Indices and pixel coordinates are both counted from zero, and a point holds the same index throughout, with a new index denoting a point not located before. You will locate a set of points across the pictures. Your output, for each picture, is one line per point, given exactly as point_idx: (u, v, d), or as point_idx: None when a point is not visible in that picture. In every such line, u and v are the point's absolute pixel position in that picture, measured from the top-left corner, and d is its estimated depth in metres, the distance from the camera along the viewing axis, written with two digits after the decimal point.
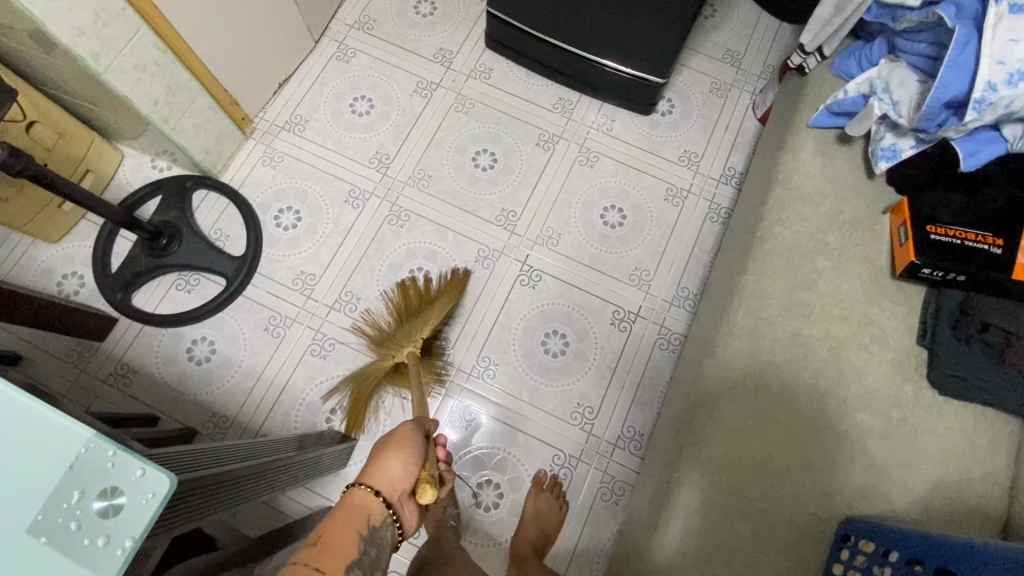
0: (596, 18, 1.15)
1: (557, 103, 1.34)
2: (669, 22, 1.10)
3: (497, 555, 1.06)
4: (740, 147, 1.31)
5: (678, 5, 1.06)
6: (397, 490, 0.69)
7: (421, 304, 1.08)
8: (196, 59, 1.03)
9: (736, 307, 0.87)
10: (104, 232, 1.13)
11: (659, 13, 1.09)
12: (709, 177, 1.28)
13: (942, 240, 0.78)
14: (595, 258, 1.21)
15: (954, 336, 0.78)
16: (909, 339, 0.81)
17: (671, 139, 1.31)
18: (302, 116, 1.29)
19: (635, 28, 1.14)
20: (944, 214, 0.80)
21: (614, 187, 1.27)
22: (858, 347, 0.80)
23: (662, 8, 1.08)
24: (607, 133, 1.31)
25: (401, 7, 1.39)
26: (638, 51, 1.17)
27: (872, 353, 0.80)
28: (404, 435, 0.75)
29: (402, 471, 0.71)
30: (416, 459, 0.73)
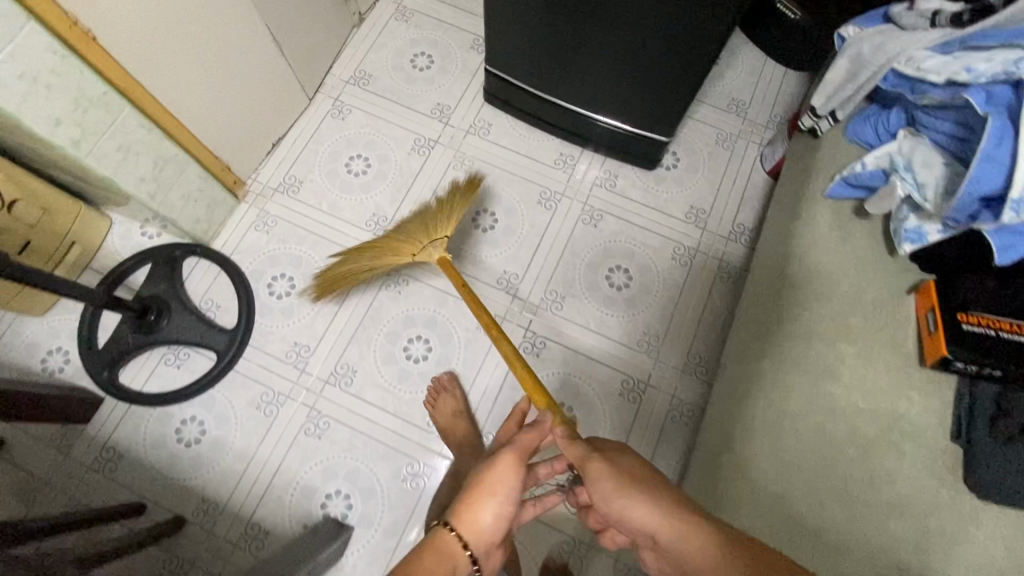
0: (598, 77, 1.11)
1: (559, 158, 1.30)
2: (674, 81, 1.06)
3: None
4: (749, 202, 1.26)
5: (684, 67, 1.02)
6: (484, 542, 0.62)
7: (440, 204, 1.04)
8: (187, 133, 1.00)
9: (755, 398, 0.82)
10: (89, 309, 1.09)
11: (662, 74, 1.05)
12: (717, 235, 1.23)
13: (974, 330, 0.74)
14: (602, 322, 1.17)
15: (992, 434, 0.73)
16: (942, 437, 0.76)
17: (678, 194, 1.27)
18: (296, 177, 1.25)
19: (638, 87, 1.10)
20: (975, 300, 0.76)
21: (620, 246, 1.22)
22: (888, 446, 0.75)
23: (667, 70, 1.04)
24: (611, 189, 1.27)
25: (398, 60, 1.36)
26: (643, 108, 1.13)
27: (904, 452, 0.75)
28: (504, 475, 0.64)
29: (494, 523, 0.63)
30: (513, 506, 0.64)
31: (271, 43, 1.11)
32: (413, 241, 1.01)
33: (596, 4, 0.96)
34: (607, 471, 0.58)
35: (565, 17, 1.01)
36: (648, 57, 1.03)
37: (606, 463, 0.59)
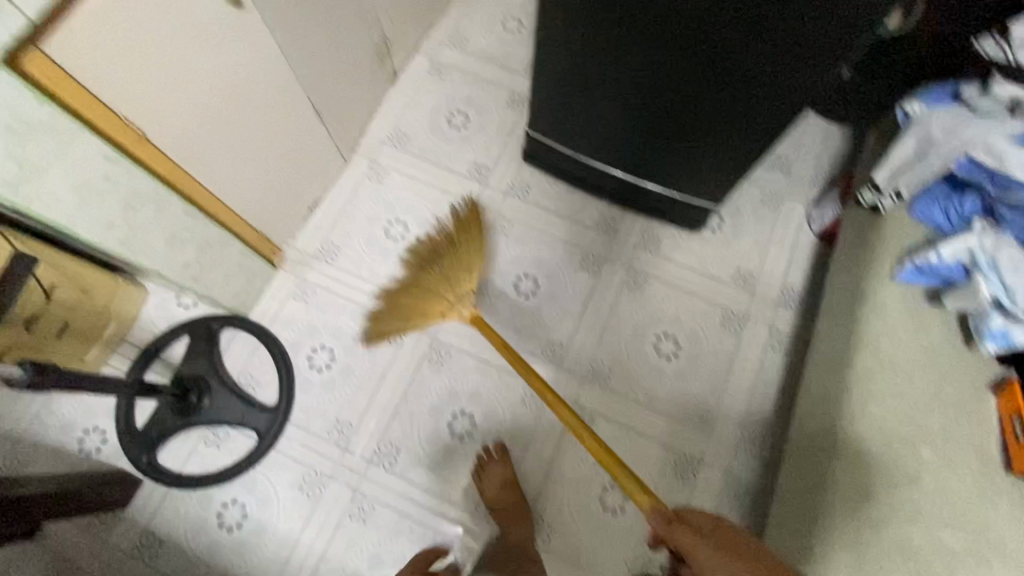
0: (644, 148, 1.08)
1: (601, 220, 1.27)
2: (725, 156, 1.02)
3: None
4: (799, 264, 1.23)
5: (737, 144, 0.98)
6: None
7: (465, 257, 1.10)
8: (229, 212, 0.98)
9: (832, 504, 0.79)
10: (124, 404, 1.04)
11: (713, 150, 1.02)
12: (767, 300, 1.20)
13: None
14: (650, 395, 1.13)
15: None
16: None
17: (724, 257, 1.24)
18: (335, 243, 1.23)
19: (686, 160, 1.06)
20: None
21: (667, 313, 1.19)
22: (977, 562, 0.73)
23: (718, 148, 1.01)
24: (655, 252, 1.24)
25: (434, 119, 1.34)
26: (691, 178, 1.10)
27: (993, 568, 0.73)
28: None
29: None
30: None
31: (311, 115, 1.09)
32: (443, 298, 1.06)
33: (645, 84, 0.93)
34: (699, 541, 0.67)
35: (606, 91, 0.98)
36: (717, 143, 0.99)
37: (697, 534, 0.68)
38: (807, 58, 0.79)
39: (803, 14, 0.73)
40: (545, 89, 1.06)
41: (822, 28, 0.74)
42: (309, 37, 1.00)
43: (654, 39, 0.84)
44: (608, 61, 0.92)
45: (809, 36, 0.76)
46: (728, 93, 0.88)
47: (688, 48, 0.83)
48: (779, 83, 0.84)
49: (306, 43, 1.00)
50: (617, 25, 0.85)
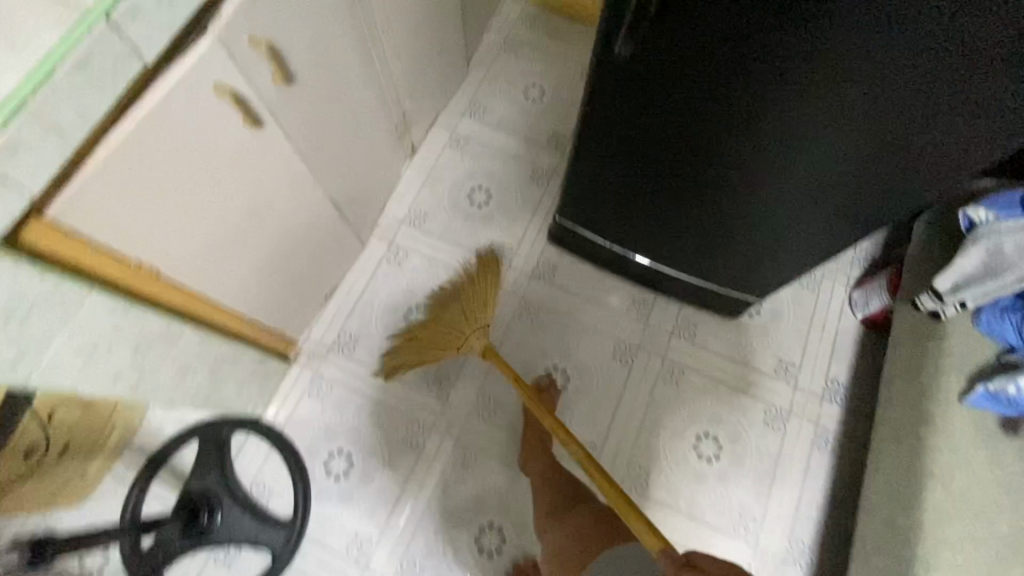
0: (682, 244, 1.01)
1: (633, 304, 1.20)
2: (762, 265, 0.96)
3: None
4: (842, 353, 1.16)
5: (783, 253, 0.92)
6: None
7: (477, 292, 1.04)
8: (241, 321, 0.92)
9: None
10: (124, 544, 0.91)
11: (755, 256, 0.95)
12: (811, 394, 1.13)
13: None
14: (691, 502, 1.06)
15: None
16: None
17: (764, 345, 1.17)
18: (352, 333, 1.16)
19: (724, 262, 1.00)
20: None
21: (706, 409, 1.12)
22: None
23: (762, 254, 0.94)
24: (691, 341, 1.17)
25: (454, 196, 1.28)
26: (732, 275, 1.03)
27: None
28: None
29: None
30: None
31: (328, 208, 1.03)
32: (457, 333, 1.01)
33: (682, 200, 0.87)
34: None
35: (638, 195, 0.91)
36: (752, 252, 0.94)
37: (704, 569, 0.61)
38: (832, 215, 0.78)
39: (844, 183, 0.72)
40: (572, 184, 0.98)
41: (857, 197, 0.73)
42: (330, 134, 0.94)
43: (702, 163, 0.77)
44: (645, 180, 0.87)
45: (825, 203, 0.76)
46: (774, 215, 0.82)
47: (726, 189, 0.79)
48: (805, 230, 0.83)
49: (327, 141, 0.94)
50: (648, 162, 0.82)
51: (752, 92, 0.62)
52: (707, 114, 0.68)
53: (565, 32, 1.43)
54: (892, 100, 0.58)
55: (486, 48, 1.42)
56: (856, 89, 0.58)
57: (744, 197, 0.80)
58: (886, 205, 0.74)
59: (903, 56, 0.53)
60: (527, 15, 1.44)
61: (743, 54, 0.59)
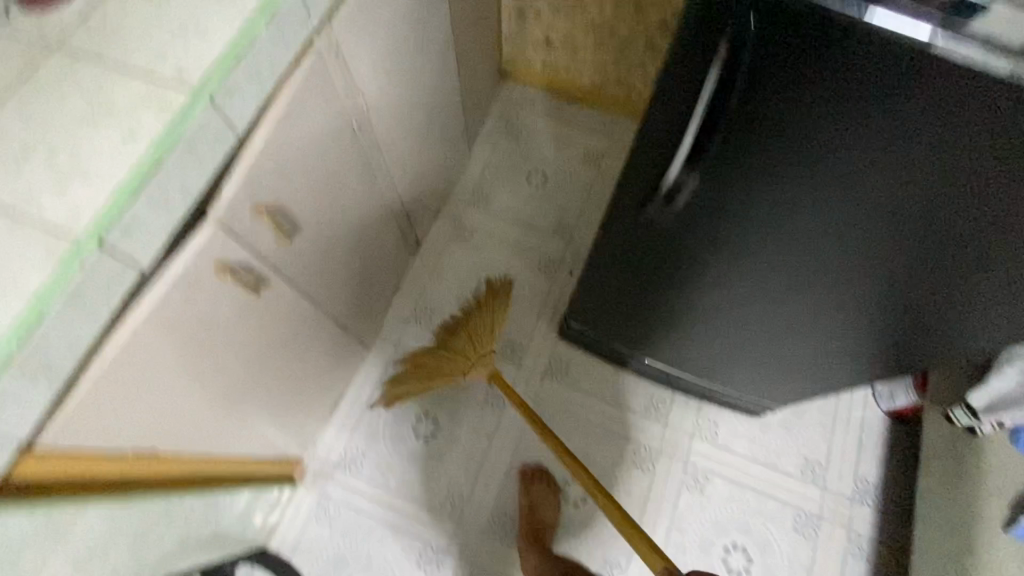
0: (702, 354, 0.97)
1: (650, 404, 1.16)
2: (767, 375, 0.96)
3: None
4: (871, 448, 1.11)
5: (795, 370, 0.91)
6: None
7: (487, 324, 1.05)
8: (241, 464, 0.89)
9: None
10: None
11: (764, 368, 0.94)
12: (840, 496, 1.08)
13: None
14: None
15: None
16: None
17: (788, 443, 1.12)
18: (359, 447, 1.12)
19: (733, 369, 0.99)
20: None
21: (732, 517, 1.08)
22: None
23: (773, 369, 0.93)
24: (713, 442, 1.12)
25: (460, 292, 1.25)
26: (744, 381, 1.01)
27: None
28: None
29: None
30: None
31: (333, 328, 1.00)
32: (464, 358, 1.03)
33: (685, 311, 0.86)
34: None
35: (642, 301, 0.90)
36: (755, 364, 0.93)
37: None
38: (834, 342, 0.79)
39: (850, 319, 0.72)
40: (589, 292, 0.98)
41: (860, 331, 0.74)
42: (336, 263, 0.91)
43: (709, 283, 0.76)
44: (660, 299, 0.85)
45: (826, 332, 0.77)
46: (775, 332, 0.81)
47: (726, 304, 0.79)
48: (805, 351, 0.83)
49: (331, 271, 0.90)
50: (652, 278, 0.81)
51: (768, 245, 0.63)
52: (719, 246, 0.67)
53: (566, 113, 1.41)
54: (909, 266, 0.58)
55: (486, 134, 1.40)
56: (869, 253, 0.58)
57: (754, 318, 0.80)
58: (898, 343, 0.74)
59: (917, 237, 0.54)
60: (526, 97, 1.43)
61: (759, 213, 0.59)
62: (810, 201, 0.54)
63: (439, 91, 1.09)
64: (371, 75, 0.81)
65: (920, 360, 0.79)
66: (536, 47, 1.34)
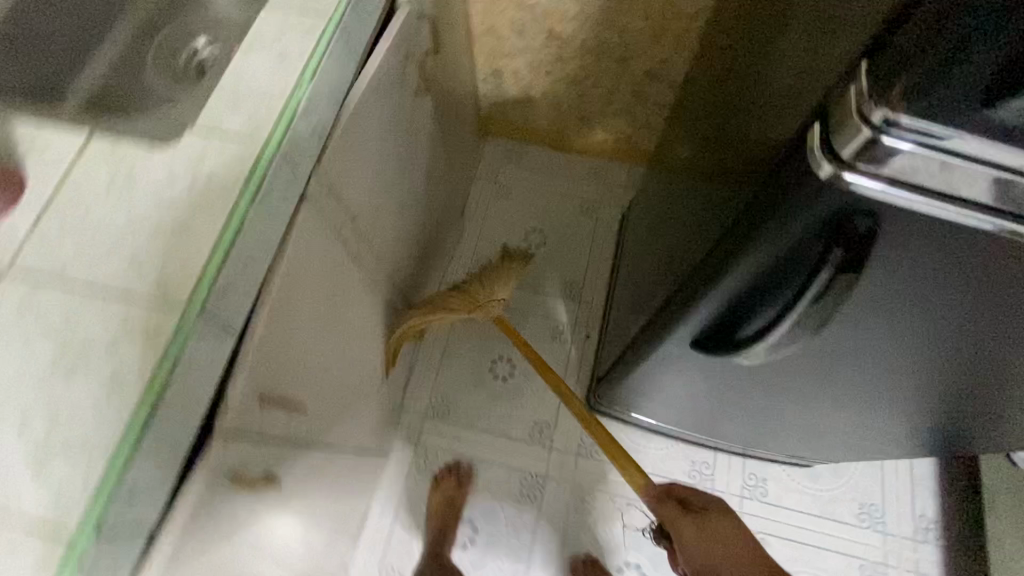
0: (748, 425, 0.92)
1: (693, 468, 1.10)
2: (799, 448, 0.95)
3: None
4: (925, 483, 1.07)
5: (827, 445, 0.90)
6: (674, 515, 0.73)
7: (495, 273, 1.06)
8: None
9: None
10: None
11: (797, 443, 0.93)
12: (903, 539, 1.04)
13: None
14: None
15: None
16: None
17: (841, 489, 1.08)
18: (395, 565, 1.04)
19: (770, 441, 0.96)
20: None
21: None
22: None
23: (803, 444, 0.92)
24: (764, 500, 1.08)
25: (476, 374, 1.18)
26: (775, 449, 1.00)
27: None
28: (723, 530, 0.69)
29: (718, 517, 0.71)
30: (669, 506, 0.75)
31: (353, 454, 0.92)
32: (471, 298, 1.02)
33: (715, 401, 0.83)
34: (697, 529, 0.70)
35: (683, 390, 0.84)
36: (787, 440, 0.92)
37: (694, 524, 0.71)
38: (861, 428, 0.81)
39: (881, 413, 0.75)
40: (620, 383, 0.94)
41: (888, 422, 0.77)
42: (346, 398, 0.83)
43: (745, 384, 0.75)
44: (703, 389, 0.81)
45: (856, 420, 0.79)
46: (806, 419, 0.81)
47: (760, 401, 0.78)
48: (834, 434, 0.85)
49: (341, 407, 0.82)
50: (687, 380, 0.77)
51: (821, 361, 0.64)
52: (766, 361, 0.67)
53: (555, 164, 1.36)
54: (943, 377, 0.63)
55: (475, 198, 1.33)
56: (911, 356, 0.60)
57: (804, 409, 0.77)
58: (919, 427, 0.78)
59: (945, 349, 0.58)
60: (511, 154, 1.37)
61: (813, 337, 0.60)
62: (857, 323, 0.56)
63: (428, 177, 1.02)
64: (364, 196, 0.74)
65: (974, 426, 0.76)
66: (516, 104, 1.28)
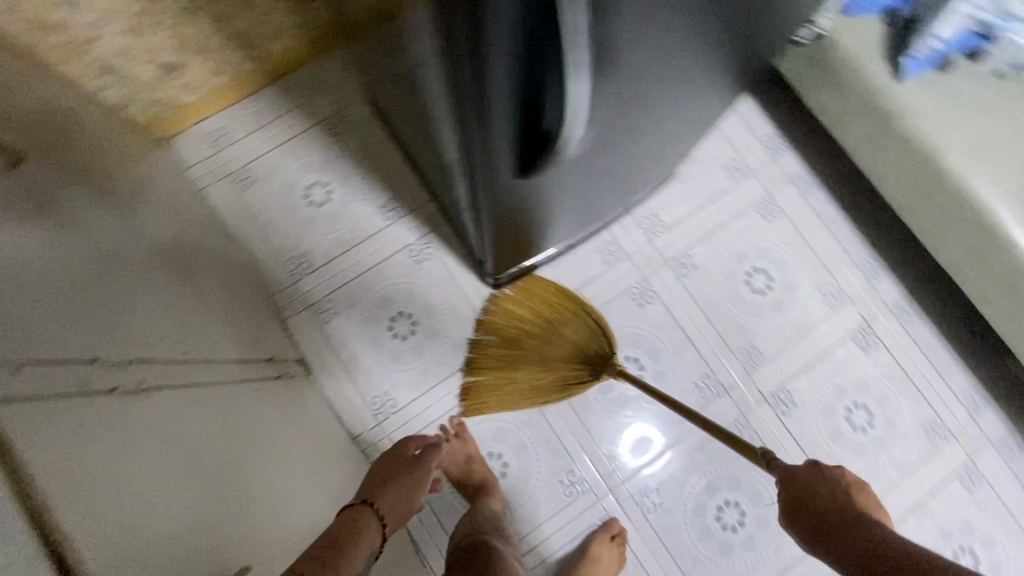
0: (614, 189, 0.97)
1: (604, 254, 1.11)
2: (666, 155, 0.95)
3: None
4: (751, 111, 1.16)
5: (693, 130, 0.91)
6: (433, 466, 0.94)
7: (551, 328, 0.97)
8: None
9: None
10: None
11: (657, 158, 0.95)
12: (767, 165, 1.15)
13: None
14: (796, 327, 1.10)
15: None
16: None
17: (707, 168, 1.14)
18: None
19: (646, 172, 0.99)
20: None
21: (731, 257, 1.12)
22: None
23: (666, 151, 0.93)
24: (666, 227, 1.12)
25: (385, 351, 1.07)
26: (650, 174, 1.01)
27: None
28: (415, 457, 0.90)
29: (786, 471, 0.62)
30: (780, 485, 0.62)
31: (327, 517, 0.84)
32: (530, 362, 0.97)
33: (577, 185, 0.85)
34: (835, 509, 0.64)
35: (548, 207, 0.88)
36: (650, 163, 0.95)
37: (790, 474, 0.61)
38: (693, 108, 0.84)
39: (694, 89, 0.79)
40: (485, 238, 0.93)
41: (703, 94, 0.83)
42: (259, 513, 0.70)
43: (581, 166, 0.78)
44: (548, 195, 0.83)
45: (699, 105, 0.84)
46: (642, 139, 0.84)
47: (597, 163, 0.81)
48: (677, 130, 0.88)
49: (259, 525, 0.69)
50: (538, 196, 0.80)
51: (630, 95, 0.67)
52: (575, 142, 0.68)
53: (266, 110, 1.14)
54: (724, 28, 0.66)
55: (225, 207, 1.10)
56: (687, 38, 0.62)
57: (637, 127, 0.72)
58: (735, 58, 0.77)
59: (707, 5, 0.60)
60: (215, 137, 1.12)
61: (638, 110, 0.72)
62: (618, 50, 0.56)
63: (144, 238, 0.80)
64: (85, 328, 0.56)
65: (768, 38, 0.77)
66: (162, 83, 1.00)
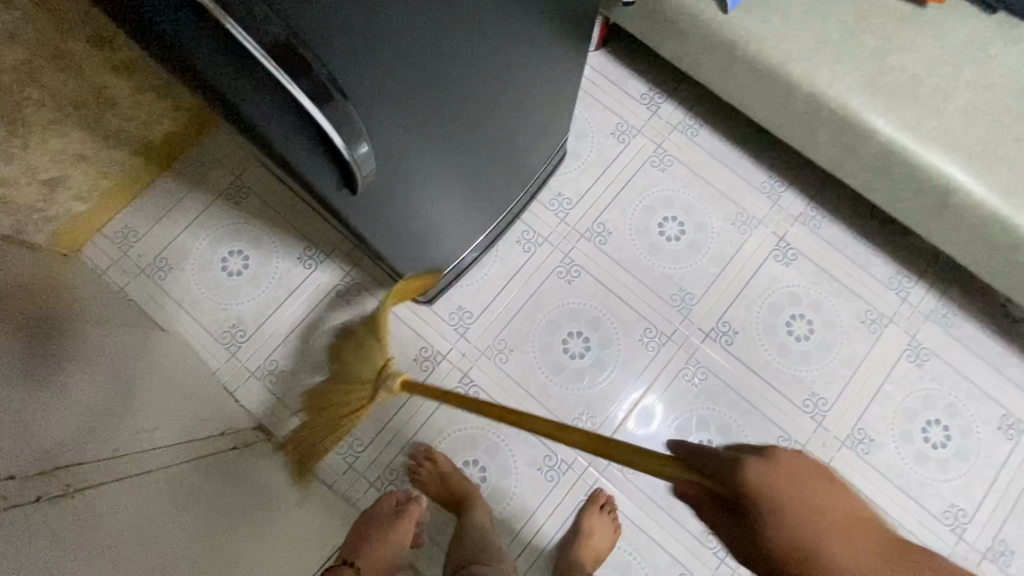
0: (512, 185, 1.01)
1: (522, 244, 1.15)
2: (548, 139, 1.00)
3: (987, 432, 1.10)
4: (621, 76, 1.22)
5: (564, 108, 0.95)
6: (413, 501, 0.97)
7: None
8: None
9: (903, 158, 0.90)
10: None
11: (543, 144, 0.99)
12: (650, 120, 1.20)
13: None
14: (717, 261, 1.15)
15: None
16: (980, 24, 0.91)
17: (595, 138, 1.19)
18: None
19: (539, 160, 1.03)
20: None
21: (640, 214, 1.16)
22: (982, 69, 0.89)
23: (546, 135, 0.97)
24: (573, 202, 1.16)
25: None
26: (542, 162, 1.05)
27: (988, 57, 0.90)
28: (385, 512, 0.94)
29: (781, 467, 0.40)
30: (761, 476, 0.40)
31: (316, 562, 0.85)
32: None
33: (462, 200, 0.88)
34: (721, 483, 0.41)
35: (443, 225, 0.91)
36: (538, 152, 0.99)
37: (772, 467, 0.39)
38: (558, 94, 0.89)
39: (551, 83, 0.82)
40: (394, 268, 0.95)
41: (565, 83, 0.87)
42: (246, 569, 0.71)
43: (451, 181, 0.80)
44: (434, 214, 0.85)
45: (563, 90, 0.88)
46: (511, 140, 0.86)
47: (472, 175, 0.84)
48: (550, 117, 0.92)
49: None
50: (420, 216, 0.82)
51: (473, 105, 0.69)
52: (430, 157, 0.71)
53: (167, 198, 1.16)
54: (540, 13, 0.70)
55: (148, 300, 1.12)
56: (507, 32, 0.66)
57: (492, 116, 0.75)
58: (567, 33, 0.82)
59: None
60: (123, 235, 1.14)
61: (491, 105, 0.73)
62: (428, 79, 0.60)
63: (70, 337, 0.79)
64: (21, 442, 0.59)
65: None
66: (51, 199, 1.01)
